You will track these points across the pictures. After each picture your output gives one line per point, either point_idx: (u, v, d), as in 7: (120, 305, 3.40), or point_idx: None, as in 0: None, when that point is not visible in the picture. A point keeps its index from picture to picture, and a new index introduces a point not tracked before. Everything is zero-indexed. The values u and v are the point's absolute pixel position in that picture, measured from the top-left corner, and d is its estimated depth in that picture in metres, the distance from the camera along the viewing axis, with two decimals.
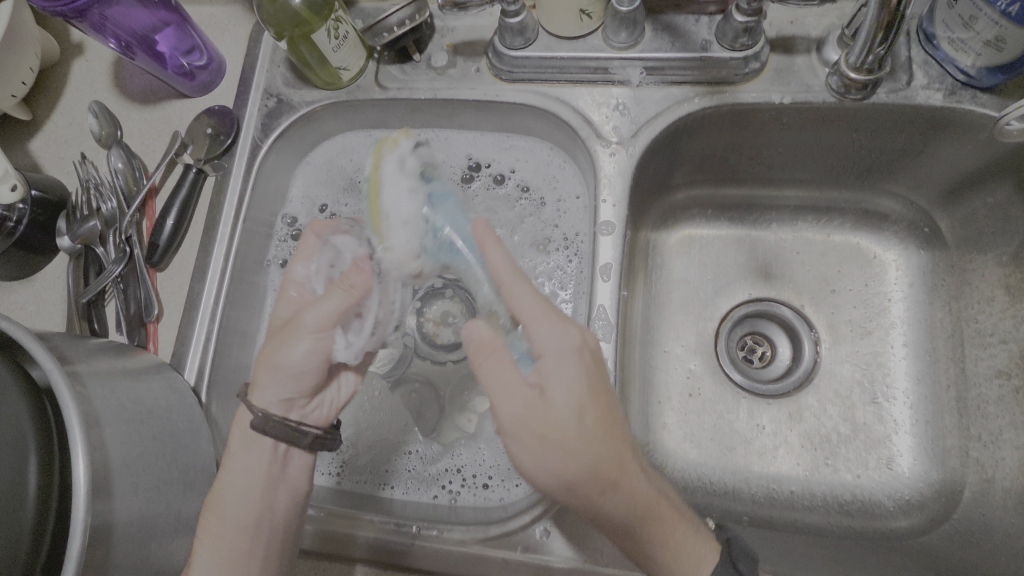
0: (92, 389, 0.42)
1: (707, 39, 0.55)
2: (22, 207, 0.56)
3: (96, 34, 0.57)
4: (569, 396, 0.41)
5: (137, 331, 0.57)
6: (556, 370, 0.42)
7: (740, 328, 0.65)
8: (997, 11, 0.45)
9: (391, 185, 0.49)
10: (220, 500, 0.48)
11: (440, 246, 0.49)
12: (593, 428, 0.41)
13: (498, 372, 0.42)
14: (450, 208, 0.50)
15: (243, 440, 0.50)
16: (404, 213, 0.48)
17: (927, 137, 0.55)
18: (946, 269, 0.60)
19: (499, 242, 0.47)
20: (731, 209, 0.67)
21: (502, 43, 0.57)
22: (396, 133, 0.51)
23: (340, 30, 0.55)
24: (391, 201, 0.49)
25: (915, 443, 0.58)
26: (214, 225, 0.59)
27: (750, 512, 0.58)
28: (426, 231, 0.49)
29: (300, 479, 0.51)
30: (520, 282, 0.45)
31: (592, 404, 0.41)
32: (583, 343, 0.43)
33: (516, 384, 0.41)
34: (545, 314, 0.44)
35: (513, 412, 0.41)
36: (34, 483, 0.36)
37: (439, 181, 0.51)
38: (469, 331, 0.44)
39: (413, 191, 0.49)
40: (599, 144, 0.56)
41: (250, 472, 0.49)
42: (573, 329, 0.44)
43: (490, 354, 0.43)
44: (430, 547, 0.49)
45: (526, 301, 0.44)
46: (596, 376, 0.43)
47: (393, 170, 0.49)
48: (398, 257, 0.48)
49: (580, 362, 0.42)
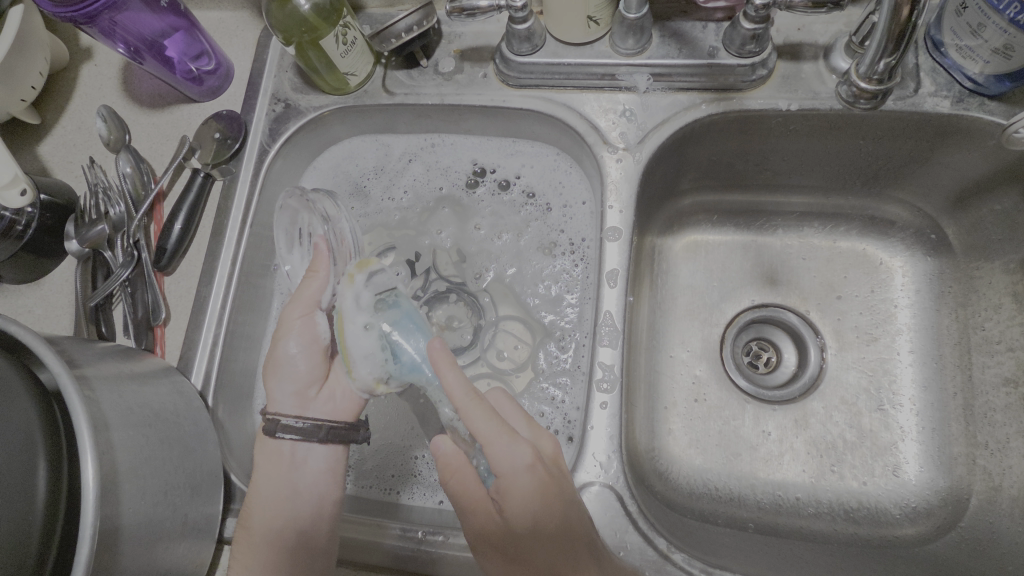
0: (100, 392, 0.42)
1: (714, 45, 0.55)
2: (31, 210, 0.57)
3: (105, 39, 0.57)
4: (523, 518, 0.43)
5: (144, 335, 0.57)
6: (511, 491, 0.43)
7: (745, 335, 0.65)
8: (1004, 19, 0.45)
9: (351, 323, 0.51)
10: (252, 512, 0.50)
11: (403, 367, 0.51)
12: (546, 543, 0.43)
13: (461, 492, 0.45)
14: (410, 327, 0.51)
15: (268, 449, 0.51)
16: (364, 347, 0.51)
17: (933, 144, 0.55)
18: (953, 276, 0.60)
19: (453, 363, 0.47)
20: (736, 215, 0.67)
21: (509, 49, 0.57)
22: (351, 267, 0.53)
23: (348, 36, 0.55)
24: (351, 341, 0.51)
25: (922, 450, 0.58)
26: (221, 229, 0.59)
27: (756, 519, 0.58)
28: (387, 358, 0.51)
29: (320, 479, 0.51)
30: (475, 404, 0.45)
31: (546, 520, 0.43)
32: (535, 458, 0.44)
33: (477, 500, 0.44)
34: (498, 434, 0.44)
35: (477, 530, 0.44)
36: (43, 489, 0.36)
37: (397, 304, 0.52)
38: (435, 448, 0.46)
39: (369, 327, 0.51)
40: (606, 150, 0.57)
41: (274, 481, 0.50)
42: (525, 445, 0.44)
43: (454, 475, 0.45)
44: (435, 553, 0.49)
45: (481, 424, 0.44)
46: (551, 490, 0.43)
47: (350, 308, 0.52)
48: (366, 383, 0.51)
49: (534, 479, 0.43)
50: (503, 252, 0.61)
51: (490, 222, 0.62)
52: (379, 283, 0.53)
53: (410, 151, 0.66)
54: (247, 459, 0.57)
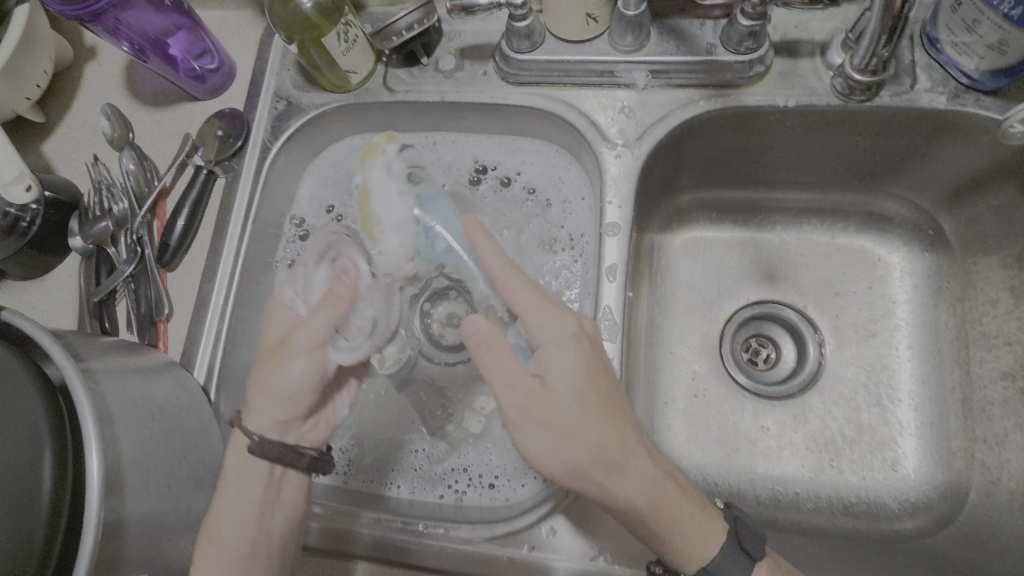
0: (105, 385, 0.42)
1: (712, 42, 0.56)
2: (35, 207, 0.57)
3: (109, 37, 0.58)
4: (569, 381, 0.41)
5: (147, 330, 0.57)
6: (554, 358, 0.42)
7: (744, 331, 0.66)
8: (999, 15, 0.45)
9: (379, 189, 0.51)
10: (215, 526, 0.46)
11: (434, 247, 0.51)
12: (592, 411, 0.41)
13: (499, 362, 0.42)
14: (439, 207, 0.51)
15: (241, 466, 0.48)
16: (395, 217, 0.50)
17: (930, 140, 0.55)
18: (951, 272, 0.60)
19: (489, 237, 0.46)
20: (735, 212, 0.67)
21: (509, 46, 0.58)
22: (377, 139, 0.53)
23: (349, 33, 0.56)
24: (378, 206, 0.50)
25: (920, 445, 0.58)
26: (223, 226, 0.59)
27: (755, 514, 0.58)
28: (417, 233, 0.50)
29: (294, 498, 0.49)
30: (514, 276, 0.44)
31: (591, 386, 0.41)
32: (579, 330, 0.43)
33: (517, 373, 0.41)
34: (540, 304, 0.44)
35: (518, 403, 0.41)
36: (49, 477, 0.37)
37: (425, 182, 0.53)
38: (467, 325, 0.43)
39: (403, 195, 0.51)
40: (605, 146, 0.57)
41: (247, 492, 0.47)
42: (569, 316, 0.44)
43: (489, 347, 0.42)
44: (437, 545, 0.49)
45: (522, 292, 0.44)
46: (596, 364, 0.42)
47: (379, 176, 0.52)
48: (392, 259, 0.49)
49: (578, 349, 0.42)
50: (505, 248, 0.62)
51: (491, 220, 0.63)
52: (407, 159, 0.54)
53: (412, 149, 0.66)
54: None
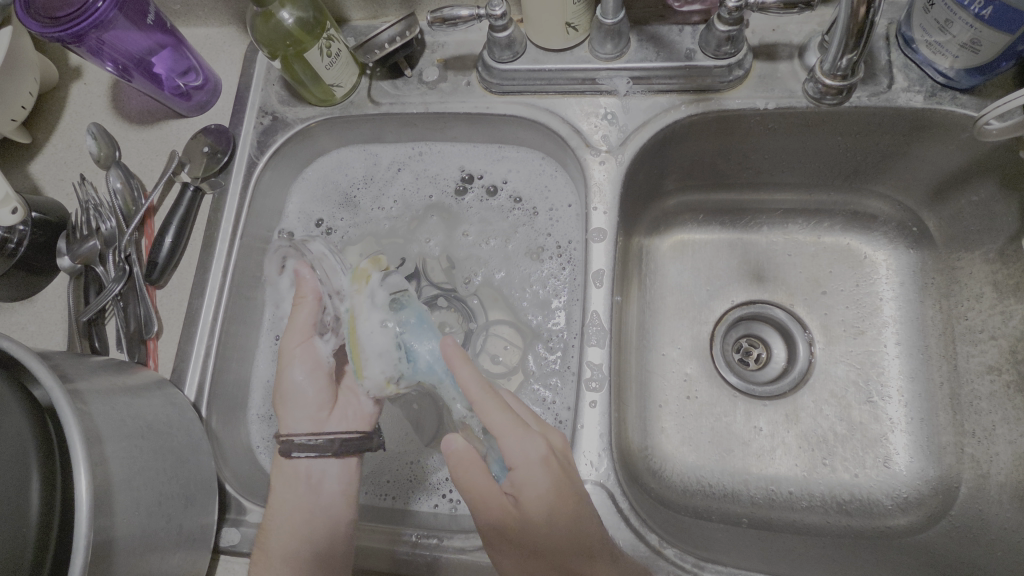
0: (93, 406, 0.42)
1: (691, 48, 0.56)
2: (22, 228, 0.57)
3: (93, 58, 0.58)
4: (538, 505, 0.43)
5: (137, 348, 0.57)
6: (526, 483, 0.43)
7: (735, 331, 0.66)
8: (970, 14, 0.46)
9: (364, 318, 0.51)
10: (269, 532, 0.49)
11: (416, 368, 0.50)
12: (562, 528, 0.43)
13: (475, 488, 0.44)
14: (422, 328, 0.51)
15: (285, 471, 0.51)
16: (379, 345, 0.50)
17: (910, 138, 0.56)
18: (936, 268, 0.60)
19: (467, 358, 0.46)
20: (722, 214, 0.68)
21: (491, 57, 0.58)
22: (364, 264, 0.53)
23: (332, 48, 0.56)
24: (365, 338, 0.50)
25: (911, 441, 0.58)
26: (212, 242, 0.60)
27: (750, 514, 0.58)
28: (400, 357, 0.50)
29: (337, 502, 0.51)
30: (492, 398, 0.45)
31: (562, 511, 0.43)
32: (549, 451, 0.44)
33: (491, 495, 0.43)
34: (515, 429, 0.44)
35: (491, 523, 0.44)
36: (37, 496, 0.37)
37: (409, 304, 0.52)
38: (447, 446, 0.44)
39: (385, 325, 0.50)
40: (589, 153, 0.57)
41: (291, 499, 0.50)
42: (538, 438, 0.44)
43: (465, 472, 0.44)
44: (429, 556, 0.49)
45: (497, 417, 0.44)
46: (565, 482, 0.44)
47: (366, 305, 0.51)
48: (376, 382, 0.51)
49: (549, 472, 0.43)
50: (492, 256, 0.62)
51: (478, 228, 0.63)
52: (394, 283, 0.52)
53: (398, 159, 0.66)
54: (241, 469, 0.57)
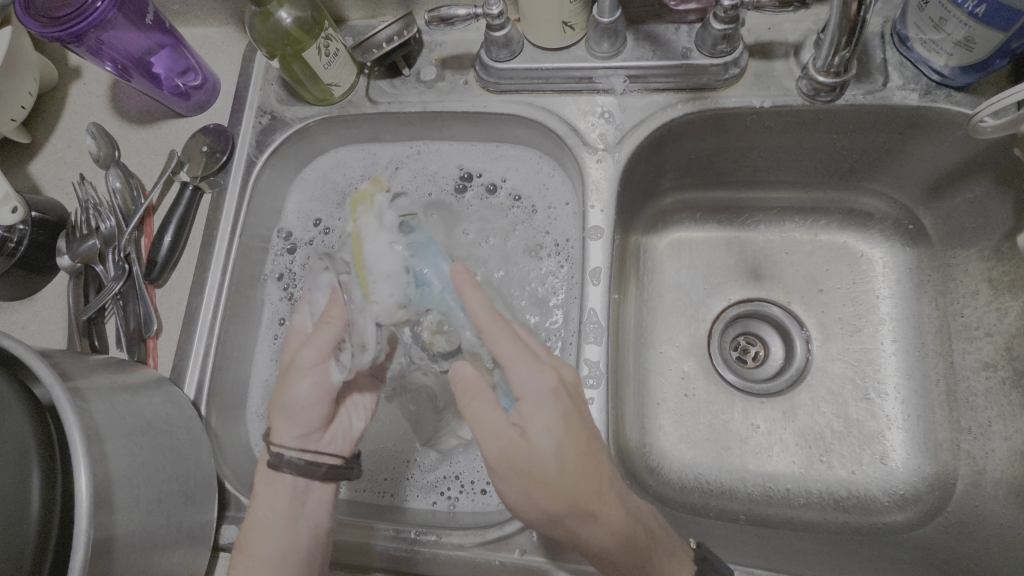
0: (93, 404, 0.43)
1: (687, 46, 0.56)
2: (22, 227, 0.58)
3: (93, 58, 0.58)
4: (547, 437, 0.40)
5: (137, 346, 0.57)
6: (534, 413, 0.41)
7: (732, 330, 0.66)
8: (965, 12, 0.47)
9: (371, 239, 0.50)
10: (253, 539, 0.47)
11: (425, 292, 0.50)
12: (572, 466, 0.40)
13: (482, 413, 0.42)
14: (431, 252, 0.50)
15: (270, 481, 0.49)
16: (387, 266, 0.49)
17: (906, 136, 0.56)
18: (932, 265, 0.61)
19: (477, 285, 0.46)
20: (719, 212, 0.68)
21: (488, 56, 0.58)
22: (368, 187, 0.53)
23: (330, 47, 0.57)
24: (373, 260, 0.49)
25: (907, 437, 0.59)
26: (211, 241, 0.60)
27: (747, 511, 0.58)
28: (410, 281, 0.49)
29: (322, 512, 0.50)
30: (500, 327, 0.44)
31: (570, 445, 0.40)
32: (558, 383, 0.43)
33: (499, 425, 0.41)
34: (523, 358, 0.43)
35: (497, 452, 0.40)
36: (38, 493, 0.37)
37: (418, 229, 0.52)
38: (454, 373, 0.45)
39: (394, 248, 0.50)
40: (586, 151, 0.58)
41: (274, 507, 0.48)
42: (547, 369, 0.43)
43: (473, 397, 0.42)
44: (428, 553, 0.49)
45: (505, 346, 0.43)
46: (574, 416, 0.42)
47: (373, 226, 0.51)
48: (385, 308, 0.49)
49: (557, 404, 0.41)
50: (490, 255, 0.62)
51: (476, 227, 0.63)
52: (400, 206, 0.52)
53: (397, 159, 0.67)
54: (241, 467, 0.57)
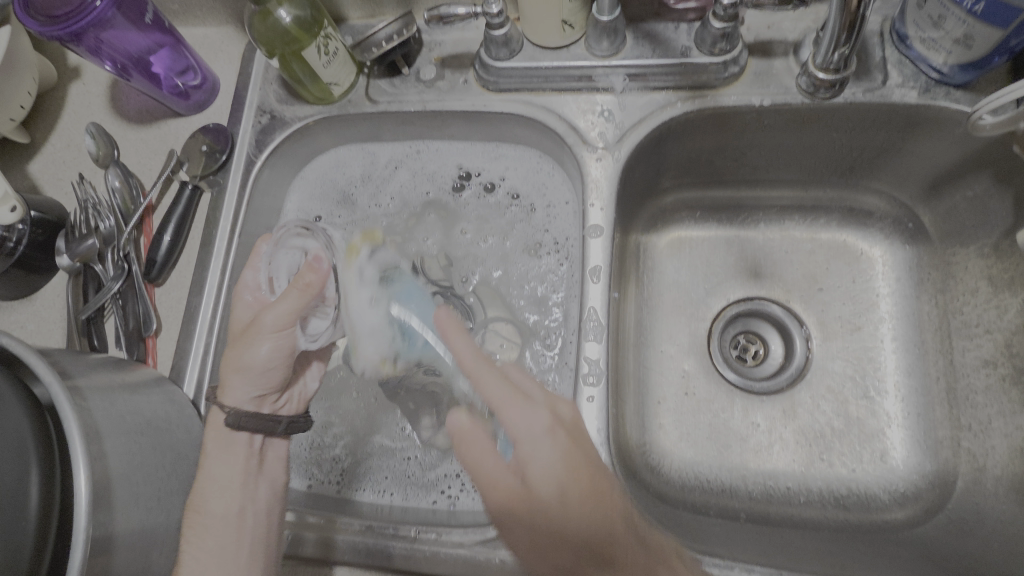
0: (92, 402, 0.42)
1: (687, 45, 0.57)
2: (22, 226, 0.58)
3: (92, 57, 0.58)
4: (547, 483, 0.41)
5: (136, 346, 0.57)
6: (533, 456, 0.41)
7: (732, 328, 0.66)
8: (964, 10, 0.47)
9: (353, 294, 0.50)
10: (205, 493, 0.48)
11: (414, 344, 0.51)
12: (578, 505, 0.41)
13: (481, 462, 0.42)
14: (416, 304, 0.52)
15: (221, 437, 0.51)
16: (370, 323, 0.50)
17: (905, 134, 0.56)
18: (931, 263, 0.61)
19: (462, 329, 0.45)
20: (718, 211, 0.68)
21: (488, 55, 0.58)
22: (356, 240, 0.52)
23: (330, 46, 0.57)
24: (356, 317, 0.50)
25: (908, 435, 0.59)
26: (210, 240, 0.60)
27: (748, 509, 0.58)
28: (394, 335, 0.51)
29: (276, 468, 0.54)
30: (487, 370, 0.43)
31: (573, 486, 0.41)
32: (553, 421, 0.42)
33: (498, 476, 0.42)
34: (515, 399, 0.43)
35: (500, 504, 0.42)
36: (36, 490, 0.37)
37: (399, 279, 0.52)
38: (449, 423, 0.43)
39: (376, 302, 0.50)
40: (586, 150, 0.58)
41: (230, 463, 0.51)
42: (542, 408, 0.43)
43: (469, 447, 0.43)
44: (429, 551, 0.49)
45: (494, 388, 0.43)
46: (575, 453, 0.42)
47: (354, 282, 0.50)
48: (370, 361, 0.51)
49: (555, 444, 0.41)
50: (489, 254, 0.62)
51: (476, 226, 0.63)
52: (382, 259, 0.52)
53: (396, 158, 0.67)
54: None
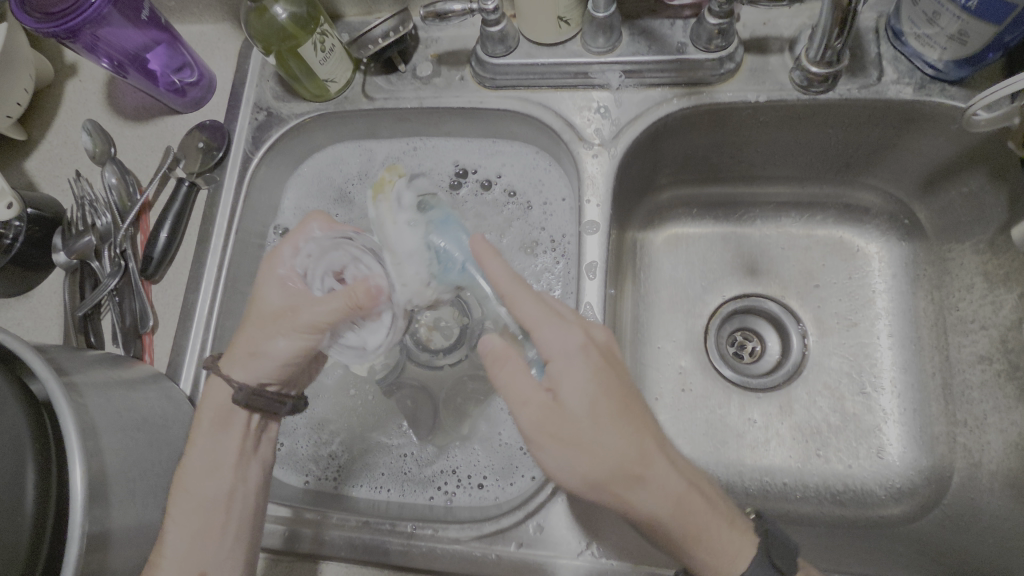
0: (89, 398, 0.43)
1: (683, 41, 0.57)
2: (19, 223, 0.58)
3: (89, 54, 0.58)
4: (579, 398, 0.39)
5: (132, 342, 0.57)
6: (563, 373, 0.40)
7: (729, 325, 0.66)
8: (958, 6, 0.47)
9: (390, 223, 0.48)
10: (191, 473, 0.47)
11: (450, 269, 0.48)
12: (609, 424, 0.39)
13: (513, 382, 0.41)
14: (452, 226, 0.48)
15: (218, 415, 0.49)
16: (409, 246, 0.47)
17: (900, 130, 0.57)
18: (927, 259, 0.61)
19: (497, 254, 0.44)
20: (715, 207, 0.68)
21: (484, 51, 0.58)
22: (383, 173, 0.50)
23: (326, 43, 0.57)
24: (395, 241, 0.47)
25: (903, 431, 0.59)
26: (207, 236, 0.60)
27: (744, 505, 0.58)
28: (432, 259, 0.47)
29: (268, 449, 0.51)
30: (522, 291, 0.43)
31: (605, 403, 0.40)
32: (587, 340, 0.41)
33: (531, 391, 0.40)
34: (549, 316, 0.42)
35: (533, 426, 0.40)
36: (32, 486, 0.37)
37: (436, 207, 0.49)
38: (483, 345, 0.43)
39: (414, 225, 0.48)
40: (582, 146, 0.58)
41: (223, 443, 0.48)
42: (576, 328, 0.42)
43: (502, 368, 0.42)
44: (425, 546, 0.49)
45: (528, 306, 0.42)
46: (607, 371, 0.41)
47: (391, 208, 0.48)
48: (412, 292, 0.47)
49: (588, 361, 0.40)
50: None
51: (473, 223, 0.63)
52: (419, 185, 0.50)
53: (392, 155, 0.67)
54: None
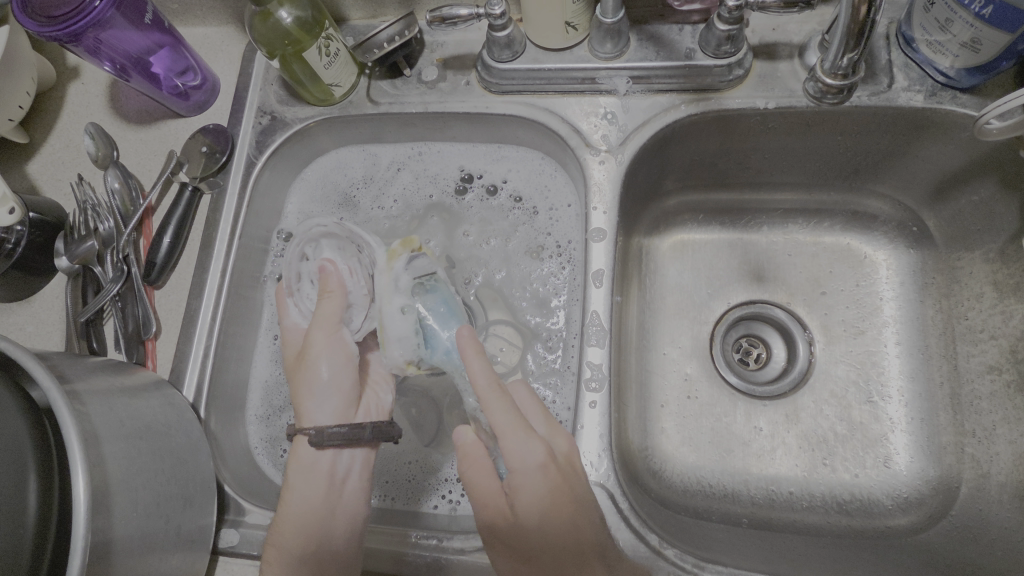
0: (90, 406, 0.42)
1: (691, 47, 0.56)
2: (20, 228, 0.57)
3: (91, 57, 0.58)
4: (532, 511, 0.44)
5: (135, 349, 0.57)
6: (521, 485, 0.45)
7: (735, 332, 0.66)
8: (971, 13, 0.46)
9: (387, 303, 0.54)
10: (282, 527, 0.49)
11: (436, 351, 0.54)
12: (555, 534, 0.44)
13: (476, 480, 0.47)
14: (446, 309, 0.54)
15: (303, 468, 0.51)
16: (400, 330, 0.54)
17: (910, 138, 0.56)
18: (936, 267, 0.60)
19: (480, 351, 0.49)
20: (722, 214, 0.68)
21: (491, 56, 0.58)
22: (397, 245, 0.56)
23: (331, 47, 0.56)
24: (387, 322, 0.54)
25: (911, 441, 0.58)
26: (210, 241, 0.59)
27: (750, 515, 0.58)
28: (420, 342, 0.54)
29: (356, 496, 0.51)
30: (496, 398, 0.47)
31: (554, 519, 0.44)
32: (547, 458, 0.45)
33: (490, 493, 0.46)
34: (516, 430, 0.46)
35: (488, 523, 0.46)
36: (34, 496, 0.36)
37: (435, 288, 0.55)
38: (457, 437, 0.48)
39: (406, 310, 0.54)
40: (588, 152, 0.57)
41: (309, 497, 0.49)
42: (538, 444, 0.45)
43: (469, 464, 0.47)
44: (430, 556, 0.49)
45: (499, 416, 0.46)
46: (561, 488, 0.44)
47: (389, 288, 0.55)
48: (395, 365, 0.55)
49: (545, 479, 0.44)
50: (491, 256, 0.62)
51: (478, 228, 0.63)
52: (417, 267, 0.55)
53: (397, 159, 0.66)
54: (240, 470, 0.56)
